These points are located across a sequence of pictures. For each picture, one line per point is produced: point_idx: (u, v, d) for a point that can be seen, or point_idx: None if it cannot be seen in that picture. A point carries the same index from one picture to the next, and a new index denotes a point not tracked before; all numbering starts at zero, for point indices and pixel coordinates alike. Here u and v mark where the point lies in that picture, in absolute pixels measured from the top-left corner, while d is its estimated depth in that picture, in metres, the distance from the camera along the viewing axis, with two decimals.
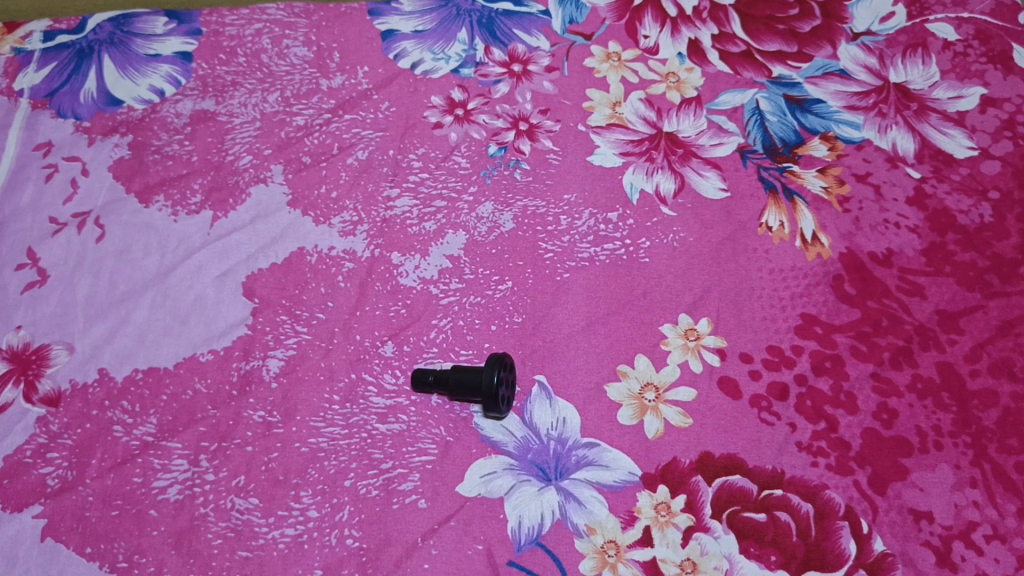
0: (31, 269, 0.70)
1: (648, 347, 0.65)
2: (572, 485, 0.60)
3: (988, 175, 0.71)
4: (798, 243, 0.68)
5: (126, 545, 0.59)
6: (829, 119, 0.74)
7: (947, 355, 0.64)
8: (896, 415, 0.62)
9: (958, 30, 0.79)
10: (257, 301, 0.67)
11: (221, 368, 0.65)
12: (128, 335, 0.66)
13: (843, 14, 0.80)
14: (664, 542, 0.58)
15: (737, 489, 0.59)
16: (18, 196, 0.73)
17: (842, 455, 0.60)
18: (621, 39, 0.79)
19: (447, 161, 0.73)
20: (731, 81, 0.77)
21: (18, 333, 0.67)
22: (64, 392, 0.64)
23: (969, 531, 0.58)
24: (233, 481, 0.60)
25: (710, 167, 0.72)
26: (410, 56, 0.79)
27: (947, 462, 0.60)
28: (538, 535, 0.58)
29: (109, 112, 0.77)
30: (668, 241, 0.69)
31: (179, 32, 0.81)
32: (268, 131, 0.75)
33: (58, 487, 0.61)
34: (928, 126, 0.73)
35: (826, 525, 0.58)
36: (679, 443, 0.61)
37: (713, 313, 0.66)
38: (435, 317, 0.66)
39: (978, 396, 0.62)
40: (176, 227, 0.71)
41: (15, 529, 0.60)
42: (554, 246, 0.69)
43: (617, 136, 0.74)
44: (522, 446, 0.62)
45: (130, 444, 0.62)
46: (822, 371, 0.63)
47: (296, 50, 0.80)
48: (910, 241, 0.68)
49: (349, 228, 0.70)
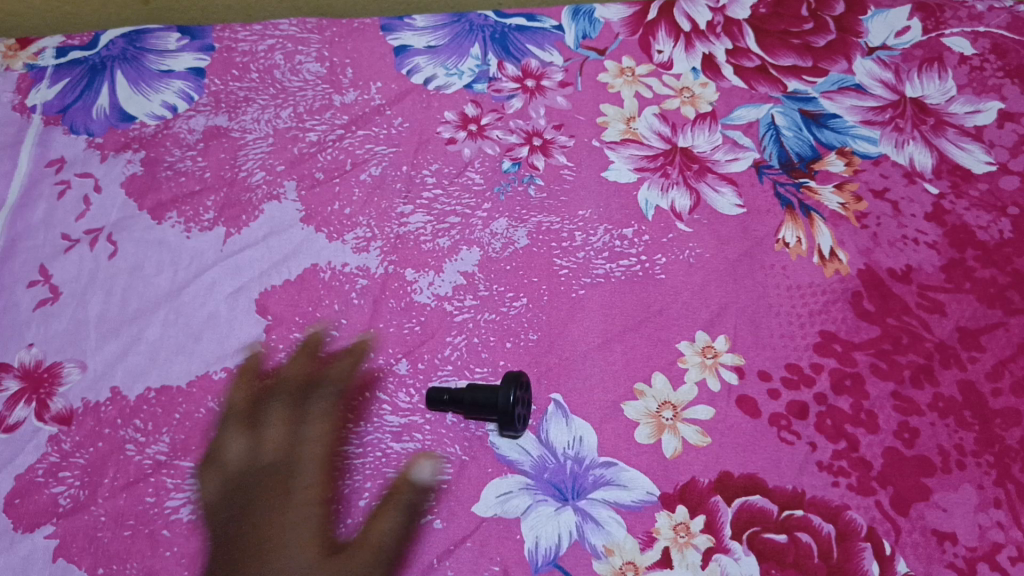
0: (43, 286, 0.69)
1: (665, 365, 0.64)
2: (590, 505, 0.59)
3: (1006, 191, 0.70)
4: (815, 259, 0.68)
5: (138, 565, 0.58)
6: (844, 134, 0.74)
7: (968, 373, 0.63)
8: (917, 434, 0.61)
9: (974, 44, 0.78)
10: (270, 318, 0.67)
11: (234, 386, 0.64)
12: (141, 353, 0.66)
13: (858, 28, 0.80)
14: (683, 563, 0.57)
15: (757, 509, 0.59)
16: (31, 213, 0.73)
17: (864, 474, 0.60)
18: (635, 55, 0.79)
19: (460, 177, 0.73)
20: (746, 95, 0.76)
21: (30, 350, 0.67)
22: (76, 410, 0.64)
23: (993, 553, 0.57)
24: (246, 501, 0.60)
25: (726, 182, 0.71)
26: (423, 71, 0.79)
27: (970, 482, 0.59)
28: (555, 556, 0.58)
29: (121, 128, 0.77)
30: (684, 257, 0.68)
31: (192, 48, 0.82)
32: (280, 147, 0.75)
33: (70, 506, 0.60)
34: (944, 141, 0.73)
35: (848, 546, 0.57)
36: (697, 463, 0.60)
37: (730, 330, 0.65)
38: (449, 334, 0.65)
39: (1000, 415, 0.61)
40: (189, 243, 0.71)
41: (27, 550, 0.59)
42: (569, 263, 0.68)
43: (631, 151, 0.73)
44: (538, 465, 0.61)
45: (142, 463, 0.62)
46: (842, 390, 0.62)
47: (309, 65, 0.80)
48: (929, 257, 0.67)
49: (362, 245, 0.70)
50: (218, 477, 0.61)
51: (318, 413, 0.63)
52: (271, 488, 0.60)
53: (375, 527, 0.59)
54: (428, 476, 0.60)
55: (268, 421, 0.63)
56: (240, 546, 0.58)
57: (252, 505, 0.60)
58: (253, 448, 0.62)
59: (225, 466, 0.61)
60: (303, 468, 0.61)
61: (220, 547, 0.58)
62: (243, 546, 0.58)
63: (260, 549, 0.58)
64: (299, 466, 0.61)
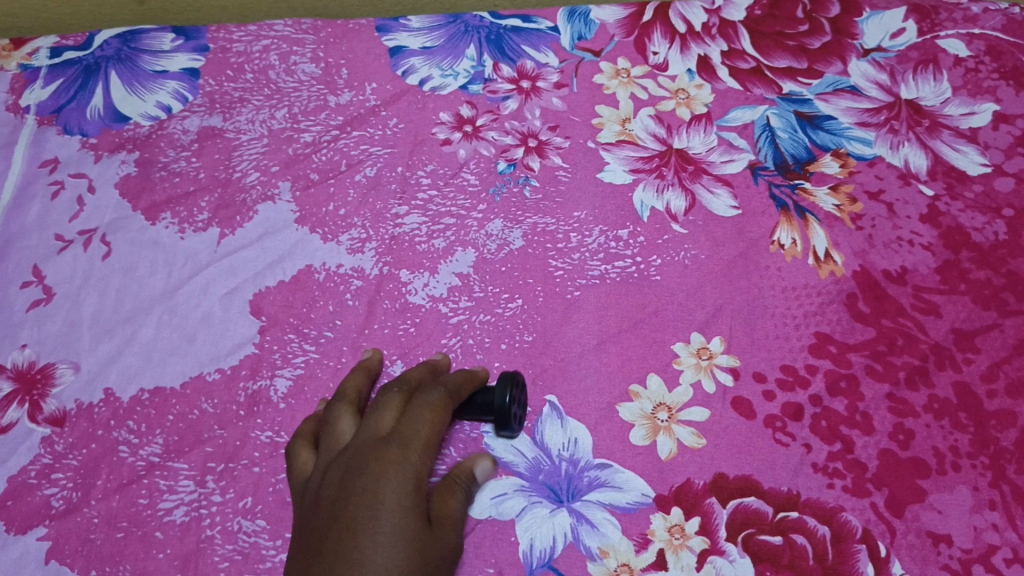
0: (36, 286, 0.69)
1: (660, 366, 0.64)
2: (585, 507, 0.59)
3: (1002, 192, 0.70)
4: (811, 260, 0.68)
5: (131, 567, 0.58)
6: (840, 135, 0.74)
7: (963, 374, 0.63)
8: (912, 436, 0.61)
9: (969, 46, 0.78)
10: (264, 319, 0.67)
11: (228, 387, 0.64)
12: (135, 354, 0.66)
13: (853, 30, 0.80)
14: (678, 565, 0.57)
15: (752, 511, 0.58)
16: (24, 214, 0.73)
17: (858, 476, 0.59)
18: (630, 56, 0.79)
19: (455, 178, 0.73)
20: (741, 97, 0.76)
21: (23, 352, 0.66)
22: (70, 412, 0.63)
23: (988, 555, 0.57)
24: (240, 502, 0.59)
25: (721, 184, 0.71)
26: (418, 72, 0.79)
27: (965, 483, 0.59)
28: (550, 558, 0.57)
29: (115, 128, 0.77)
30: (679, 259, 0.68)
31: (186, 48, 0.81)
32: (275, 148, 0.75)
33: (63, 508, 0.60)
34: (940, 143, 0.73)
35: (843, 548, 0.57)
36: (692, 464, 0.60)
37: (725, 332, 0.65)
38: (444, 336, 0.65)
39: (995, 417, 0.61)
40: (183, 244, 0.71)
41: (19, 552, 0.59)
42: (564, 264, 0.68)
43: (626, 152, 0.73)
44: (533, 467, 0.61)
45: (135, 464, 0.61)
46: (837, 391, 0.62)
47: (304, 66, 0.80)
48: (924, 259, 0.68)
49: (356, 246, 0.69)
50: (320, 457, 0.54)
51: (438, 405, 0.54)
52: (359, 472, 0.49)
53: (449, 514, 0.53)
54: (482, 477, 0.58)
55: (378, 406, 0.55)
56: (325, 537, 0.47)
57: (348, 493, 0.49)
58: (367, 428, 0.53)
59: (370, 436, 0.52)
60: (396, 447, 0.51)
61: (309, 537, 0.48)
62: (330, 544, 0.46)
63: (340, 553, 0.45)
64: (380, 449, 0.50)
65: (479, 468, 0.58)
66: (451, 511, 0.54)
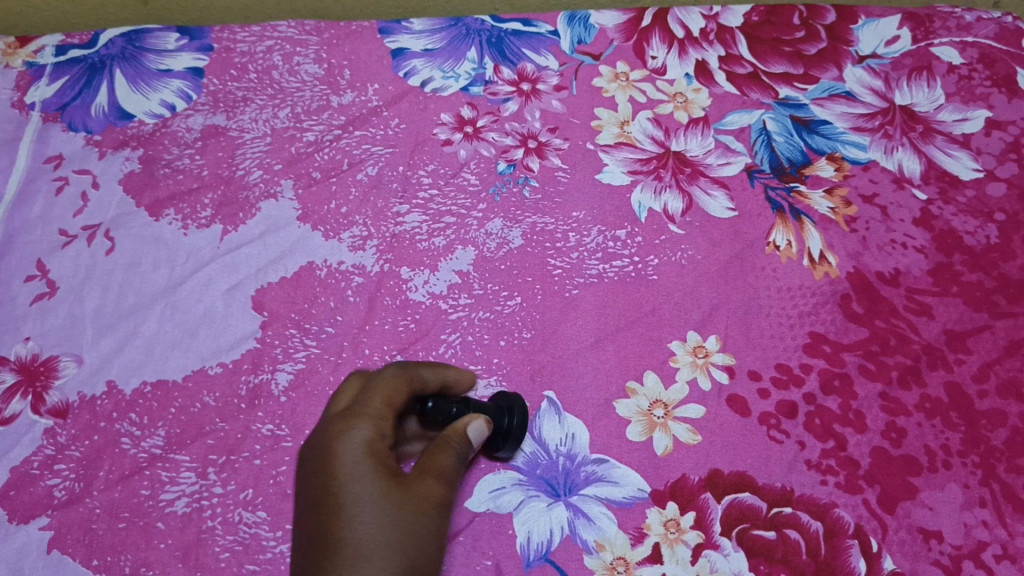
0: (40, 280, 0.70)
1: (657, 364, 0.65)
2: (582, 500, 0.60)
3: (993, 197, 0.72)
4: (805, 262, 0.69)
5: (132, 557, 0.58)
6: (835, 140, 0.75)
7: (955, 375, 0.64)
8: (904, 434, 0.62)
9: (962, 54, 0.80)
10: (266, 315, 0.67)
11: (230, 381, 0.65)
12: (137, 347, 0.66)
13: (848, 37, 0.82)
14: (673, 559, 0.58)
15: (746, 507, 0.59)
16: (29, 209, 0.73)
17: (851, 473, 0.60)
18: (630, 60, 0.81)
19: (456, 178, 0.74)
20: (738, 102, 0.78)
21: (27, 344, 0.67)
22: (72, 404, 0.64)
23: (978, 551, 0.58)
24: (241, 494, 0.60)
25: (718, 186, 0.73)
26: (420, 74, 0.80)
27: (955, 481, 0.60)
28: (546, 551, 0.58)
29: (120, 126, 0.78)
30: (676, 259, 0.69)
31: (190, 48, 0.83)
32: (278, 146, 0.76)
33: (65, 498, 0.60)
34: (933, 148, 0.74)
35: (835, 543, 0.58)
36: (688, 460, 0.61)
37: (721, 331, 0.66)
38: (444, 332, 0.66)
39: (986, 416, 0.62)
40: (186, 240, 0.71)
41: (21, 541, 0.59)
42: (562, 263, 0.69)
43: (625, 154, 0.75)
44: (531, 461, 0.61)
45: (137, 456, 0.62)
46: (831, 390, 0.63)
47: (307, 67, 0.81)
48: (917, 261, 0.69)
49: (358, 243, 0.70)
50: None
51: (387, 383, 0.56)
52: (319, 458, 0.52)
53: (435, 468, 0.53)
54: (478, 438, 0.56)
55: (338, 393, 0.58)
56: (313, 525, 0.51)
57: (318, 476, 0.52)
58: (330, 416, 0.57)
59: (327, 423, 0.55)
60: (342, 425, 0.53)
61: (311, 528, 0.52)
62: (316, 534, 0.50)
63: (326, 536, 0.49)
64: (336, 429, 0.53)
65: (473, 429, 0.55)
66: (442, 468, 0.53)
